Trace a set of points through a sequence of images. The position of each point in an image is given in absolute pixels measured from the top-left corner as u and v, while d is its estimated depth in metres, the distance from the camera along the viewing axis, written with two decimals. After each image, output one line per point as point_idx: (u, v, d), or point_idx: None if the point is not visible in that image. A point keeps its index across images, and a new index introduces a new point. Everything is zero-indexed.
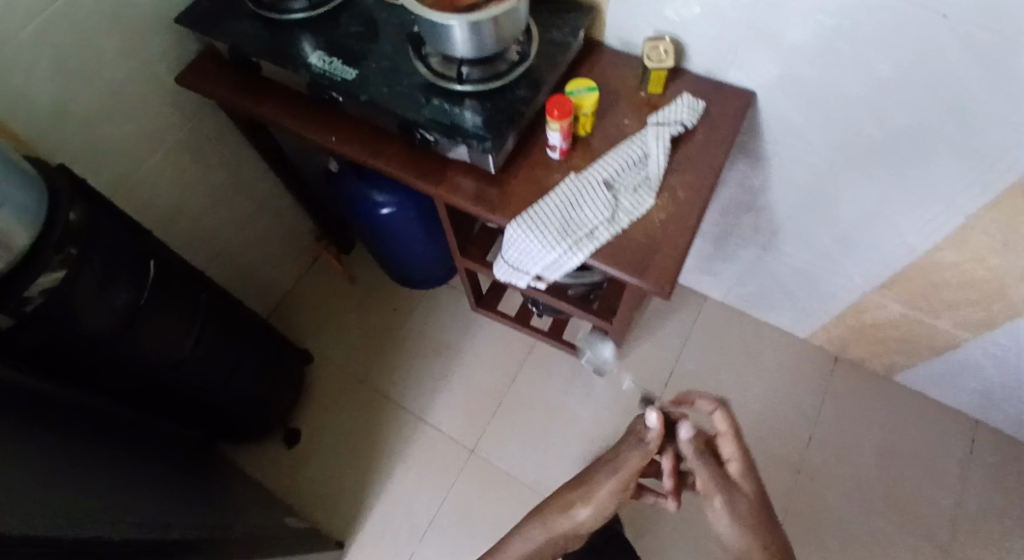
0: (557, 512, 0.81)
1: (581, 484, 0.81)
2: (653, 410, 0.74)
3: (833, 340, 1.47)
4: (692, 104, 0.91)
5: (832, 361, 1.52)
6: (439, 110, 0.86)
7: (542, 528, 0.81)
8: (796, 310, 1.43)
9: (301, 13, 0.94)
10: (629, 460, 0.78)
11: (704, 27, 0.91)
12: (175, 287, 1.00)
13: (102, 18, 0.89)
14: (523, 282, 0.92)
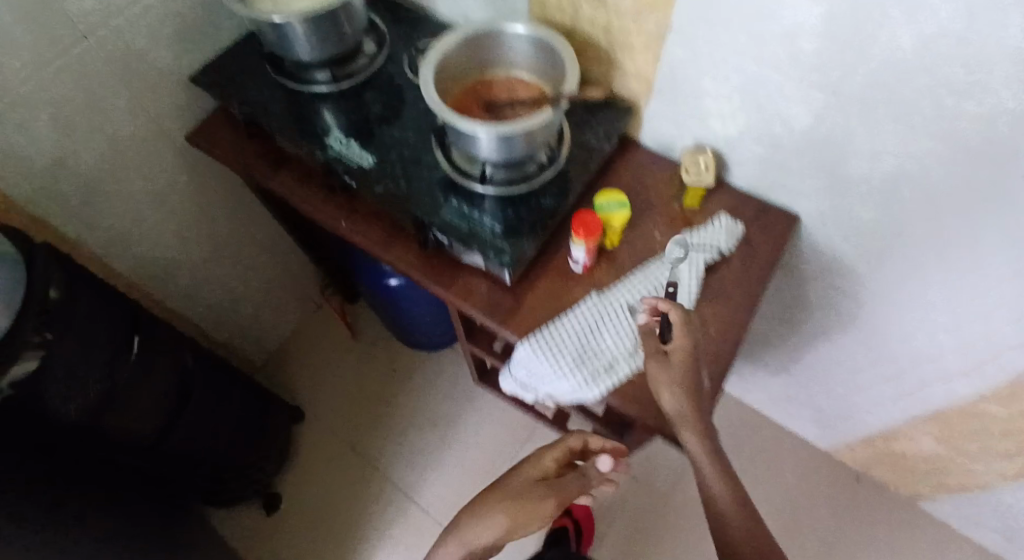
0: (477, 530, 0.79)
1: (505, 506, 0.79)
2: (606, 459, 0.80)
3: (856, 458, 1.37)
4: (732, 226, 0.83)
5: (853, 478, 1.41)
6: (456, 212, 0.79)
7: (463, 542, 0.80)
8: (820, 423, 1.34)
9: (324, 86, 0.89)
10: (554, 479, 0.82)
11: (752, 149, 0.82)
12: (157, 359, 0.94)
13: (111, 77, 0.84)
14: (528, 400, 0.83)
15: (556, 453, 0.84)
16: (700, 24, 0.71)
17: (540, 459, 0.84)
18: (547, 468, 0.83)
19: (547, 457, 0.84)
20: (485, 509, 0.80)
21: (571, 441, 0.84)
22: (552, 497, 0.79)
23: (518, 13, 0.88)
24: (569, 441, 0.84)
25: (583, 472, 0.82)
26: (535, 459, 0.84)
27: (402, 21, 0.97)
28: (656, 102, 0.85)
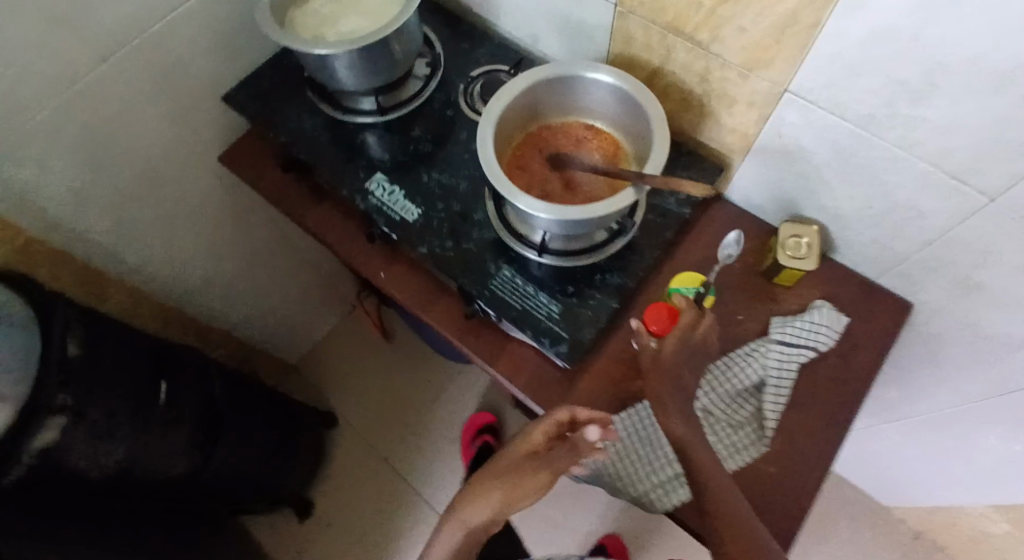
0: (472, 515, 0.67)
1: (492, 486, 0.66)
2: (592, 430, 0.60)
3: (919, 520, 1.27)
4: (832, 320, 0.70)
5: (911, 537, 1.31)
6: (508, 285, 0.69)
7: (455, 529, 0.68)
8: (885, 483, 1.23)
9: (370, 116, 0.80)
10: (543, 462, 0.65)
11: (865, 229, 0.68)
12: (185, 397, 0.89)
13: (135, 97, 0.76)
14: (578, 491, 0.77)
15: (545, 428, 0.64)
16: (828, 90, 0.58)
17: (529, 435, 0.65)
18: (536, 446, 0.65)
19: (534, 433, 0.65)
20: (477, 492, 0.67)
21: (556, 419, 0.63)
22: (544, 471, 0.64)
23: (594, 42, 0.76)
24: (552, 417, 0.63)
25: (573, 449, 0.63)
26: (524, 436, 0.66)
27: (460, 38, 0.85)
28: (754, 160, 0.71)
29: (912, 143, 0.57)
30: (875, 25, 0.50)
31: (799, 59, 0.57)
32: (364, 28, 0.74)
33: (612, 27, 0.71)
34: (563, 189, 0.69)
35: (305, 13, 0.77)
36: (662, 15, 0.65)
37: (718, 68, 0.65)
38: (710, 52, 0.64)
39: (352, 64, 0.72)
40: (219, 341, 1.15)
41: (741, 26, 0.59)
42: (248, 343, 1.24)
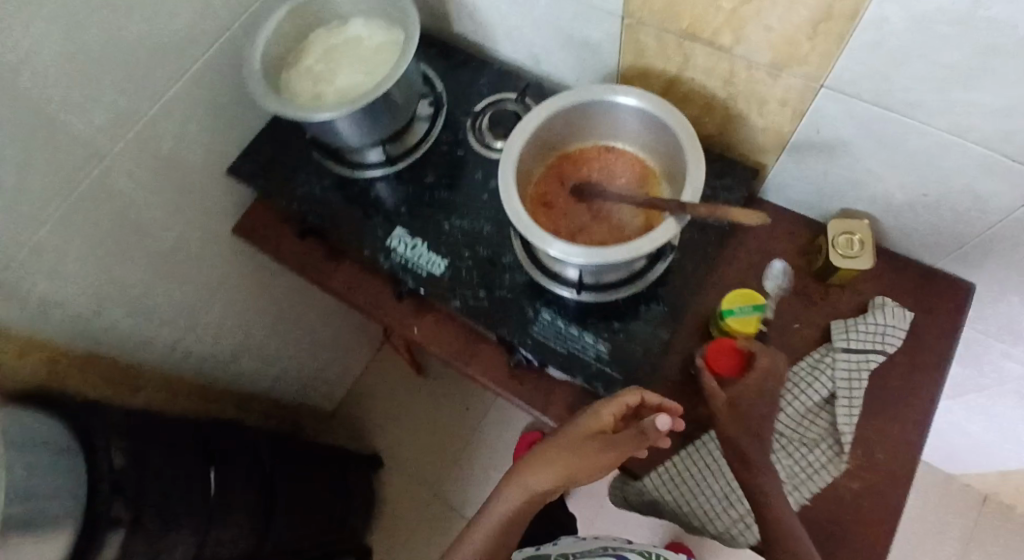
0: (528, 492, 0.61)
1: (549, 463, 0.60)
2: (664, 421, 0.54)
3: (1009, 496, 1.19)
4: (899, 318, 0.64)
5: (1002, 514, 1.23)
6: (550, 329, 0.66)
7: (503, 507, 0.62)
8: (967, 461, 1.16)
9: (379, 168, 0.77)
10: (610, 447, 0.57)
11: (925, 217, 0.63)
12: (235, 483, 0.86)
13: (139, 186, 0.74)
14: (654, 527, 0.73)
15: (617, 406, 0.58)
16: (867, 80, 0.53)
17: (598, 415, 0.58)
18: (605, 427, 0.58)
19: (604, 411, 0.58)
20: (534, 470, 0.61)
21: (630, 399, 0.57)
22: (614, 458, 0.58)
23: (604, 56, 0.71)
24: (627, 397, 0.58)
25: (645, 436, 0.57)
26: (589, 415, 0.59)
27: (459, 69, 0.81)
28: (792, 158, 0.67)
29: (964, 130, 0.52)
30: (917, 10, 0.45)
31: (833, 52, 0.53)
32: (363, 79, 0.72)
33: (621, 39, 0.67)
34: (593, 221, 0.65)
35: (298, 73, 0.75)
36: (675, 22, 0.60)
37: (743, 69, 0.60)
38: (733, 55, 0.59)
39: (354, 120, 0.69)
40: (257, 404, 1.14)
41: (766, 25, 0.54)
42: (285, 399, 1.23)
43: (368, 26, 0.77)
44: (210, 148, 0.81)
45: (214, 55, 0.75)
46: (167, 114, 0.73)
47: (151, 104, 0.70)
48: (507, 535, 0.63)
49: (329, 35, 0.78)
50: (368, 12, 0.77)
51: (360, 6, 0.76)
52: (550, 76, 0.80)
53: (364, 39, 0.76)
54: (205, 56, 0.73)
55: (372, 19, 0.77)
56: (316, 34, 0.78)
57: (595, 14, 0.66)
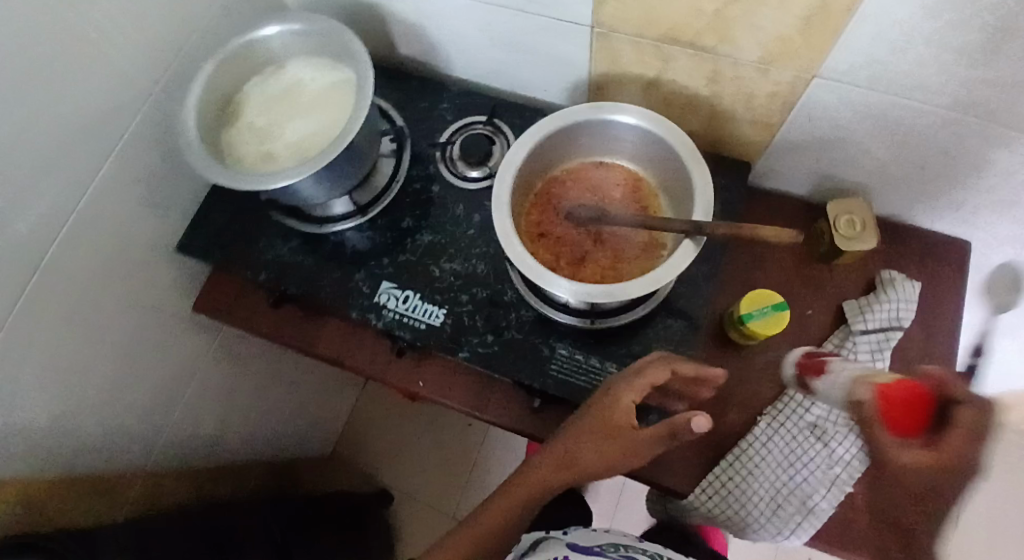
0: (532, 486, 0.55)
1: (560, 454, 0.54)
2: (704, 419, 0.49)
3: None
4: (905, 290, 0.64)
5: None
6: (569, 365, 0.62)
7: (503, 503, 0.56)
8: None
9: (349, 219, 0.71)
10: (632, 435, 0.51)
11: (918, 188, 0.64)
12: None
13: (85, 283, 0.66)
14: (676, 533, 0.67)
15: (642, 385, 0.51)
16: (863, 68, 0.53)
17: (620, 399, 0.52)
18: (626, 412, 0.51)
19: (623, 397, 0.52)
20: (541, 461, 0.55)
21: (653, 379, 0.51)
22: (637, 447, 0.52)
23: (574, 66, 0.69)
24: (651, 373, 0.51)
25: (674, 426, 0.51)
26: (606, 400, 0.52)
27: (417, 96, 0.77)
28: (778, 147, 0.66)
29: (968, 104, 0.52)
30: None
31: (828, 43, 0.51)
32: (318, 130, 0.66)
33: (592, 49, 0.64)
34: (597, 243, 0.61)
35: (242, 133, 0.68)
36: (654, 29, 0.58)
37: (729, 67, 0.59)
38: (718, 55, 0.58)
39: (317, 177, 0.62)
40: (249, 473, 1.07)
41: (756, 24, 0.52)
42: (278, 459, 1.16)
43: (308, 68, 0.70)
44: (157, 224, 0.73)
45: (144, 124, 0.67)
46: (104, 197, 0.65)
47: (82, 190, 0.62)
48: (500, 545, 0.56)
49: (265, 84, 0.70)
50: (305, 52, 0.70)
51: (295, 48, 0.69)
52: (512, 90, 0.78)
53: (306, 84, 0.70)
54: (134, 127, 0.66)
55: (311, 60, 0.70)
56: (251, 85, 0.70)
57: (563, 26, 0.63)
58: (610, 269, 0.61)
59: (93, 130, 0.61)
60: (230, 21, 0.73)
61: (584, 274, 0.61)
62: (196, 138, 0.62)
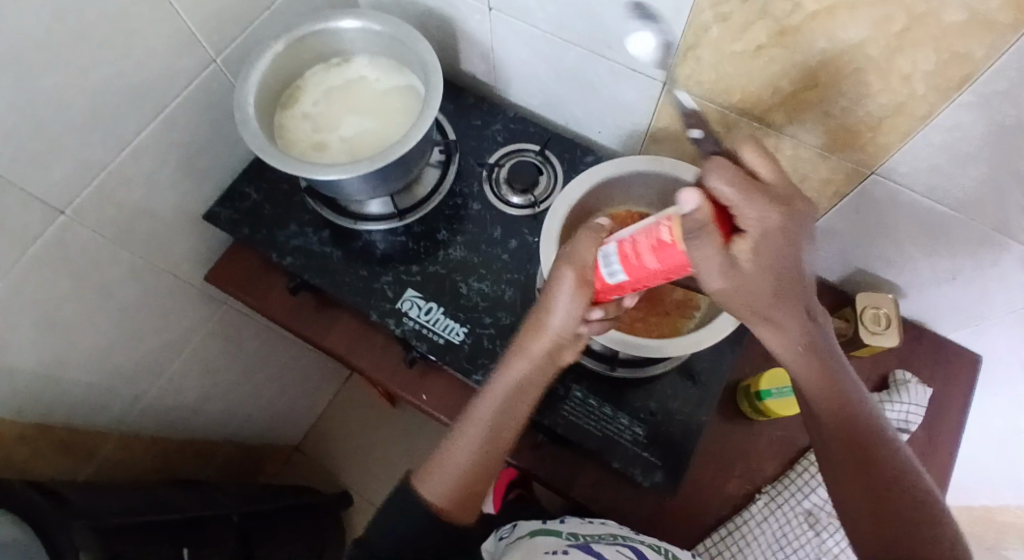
0: (501, 419, 0.52)
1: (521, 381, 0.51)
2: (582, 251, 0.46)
3: None
4: (918, 394, 0.67)
5: None
6: (583, 410, 0.62)
7: (475, 440, 0.52)
8: None
9: (384, 222, 0.70)
10: (564, 348, 0.50)
11: (944, 295, 0.66)
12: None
13: (106, 236, 0.64)
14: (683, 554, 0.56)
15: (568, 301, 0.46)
16: (921, 174, 0.54)
17: (546, 314, 0.48)
18: (562, 329, 0.47)
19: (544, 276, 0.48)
20: (500, 394, 0.51)
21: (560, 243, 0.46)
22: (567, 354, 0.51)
23: (636, 114, 0.69)
24: (566, 279, 0.45)
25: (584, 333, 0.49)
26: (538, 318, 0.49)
27: (471, 114, 0.78)
28: (820, 230, 0.68)
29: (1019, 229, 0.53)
30: (997, 115, 0.46)
31: (893, 146, 0.53)
32: (374, 128, 0.66)
33: (658, 103, 0.65)
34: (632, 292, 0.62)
35: (296, 118, 0.67)
36: (726, 95, 0.59)
37: (792, 146, 0.60)
38: (783, 133, 0.59)
39: (367, 177, 0.61)
40: (218, 452, 1.03)
41: (828, 112, 0.54)
42: (246, 444, 1.12)
43: (373, 66, 0.70)
44: (189, 189, 0.72)
45: (199, 90, 0.66)
46: (147, 152, 0.64)
47: (126, 144, 0.61)
48: (472, 476, 0.53)
49: (327, 74, 0.70)
50: (373, 50, 0.70)
51: (364, 44, 0.69)
52: (566, 125, 0.79)
53: (369, 81, 0.70)
54: (189, 91, 0.65)
55: (378, 59, 0.70)
56: (314, 72, 0.70)
57: (635, 74, 0.63)
58: (642, 320, 0.61)
59: (151, 86, 0.60)
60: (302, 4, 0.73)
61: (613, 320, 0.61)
62: (253, 115, 0.61)
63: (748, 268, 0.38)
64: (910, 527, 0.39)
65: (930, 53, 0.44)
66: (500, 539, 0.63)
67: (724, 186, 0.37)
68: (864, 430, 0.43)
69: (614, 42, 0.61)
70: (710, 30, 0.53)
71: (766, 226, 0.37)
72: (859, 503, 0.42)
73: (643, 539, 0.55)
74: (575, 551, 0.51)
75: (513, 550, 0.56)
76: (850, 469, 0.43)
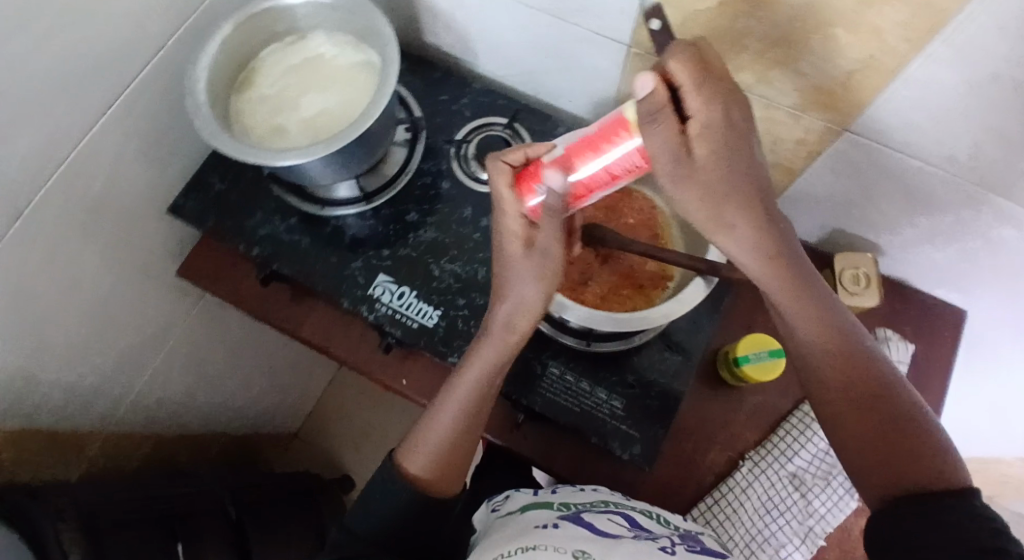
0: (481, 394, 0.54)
1: (499, 360, 0.53)
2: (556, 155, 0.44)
3: None
4: (899, 354, 0.66)
5: None
6: (560, 386, 0.61)
7: (455, 411, 0.54)
8: None
9: (353, 206, 0.69)
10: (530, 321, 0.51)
11: (924, 253, 0.64)
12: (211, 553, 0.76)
13: (69, 235, 0.63)
14: (676, 517, 0.55)
15: (530, 264, 0.47)
16: (894, 129, 0.52)
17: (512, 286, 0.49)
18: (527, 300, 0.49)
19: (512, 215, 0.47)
20: (478, 371, 0.53)
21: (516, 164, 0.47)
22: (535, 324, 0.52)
23: (604, 81, 0.67)
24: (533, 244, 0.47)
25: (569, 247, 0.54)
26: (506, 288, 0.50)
27: (437, 88, 0.76)
28: (797, 191, 0.66)
29: (996, 181, 0.52)
30: (970, 65, 0.44)
31: (866, 101, 0.51)
32: (334, 109, 0.64)
33: (625, 67, 0.63)
34: (604, 267, 0.61)
35: (254, 102, 0.65)
36: None
37: (763, 107, 0.58)
38: (753, 93, 0.57)
39: (328, 160, 0.59)
40: (210, 442, 1.04)
41: (797, 68, 0.52)
42: (241, 433, 1.13)
43: (330, 42, 0.68)
44: (152, 181, 0.70)
45: (152, 78, 0.64)
46: (103, 146, 0.62)
47: (81, 139, 0.60)
48: (460, 444, 0.55)
49: (283, 53, 0.68)
50: (329, 25, 0.67)
51: (319, 19, 0.66)
52: (536, 95, 0.77)
53: (326, 59, 0.67)
54: (141, 79, 0.63)
55: (334, 35, 0.68)
56: (269, 52, 0.68)
57: (600, 39, 0.61)
58: (615, 294, 0.61)
59: (99, 76, 0.58)
60: None
61: (586, 297, 0.60)
62: (206, 102, 0.59)
63: (698, 164, 0.38)
64: (901, 431, 0.42)
65: (897, 2, 0.42)
66: (493, 512, 0.58)
67: (679, 71, 0.36)
68: (845, 342, 0.45)
69: (576, 6, 0.58)
70: None
71: (711, 118, 0.37)
72: (850, 416, 0.44)
73: (635, 506, 0.54)
74: (565, 523, 0.48)
75: (501, 526, 0.52)
76: (835, 376, 0.45)
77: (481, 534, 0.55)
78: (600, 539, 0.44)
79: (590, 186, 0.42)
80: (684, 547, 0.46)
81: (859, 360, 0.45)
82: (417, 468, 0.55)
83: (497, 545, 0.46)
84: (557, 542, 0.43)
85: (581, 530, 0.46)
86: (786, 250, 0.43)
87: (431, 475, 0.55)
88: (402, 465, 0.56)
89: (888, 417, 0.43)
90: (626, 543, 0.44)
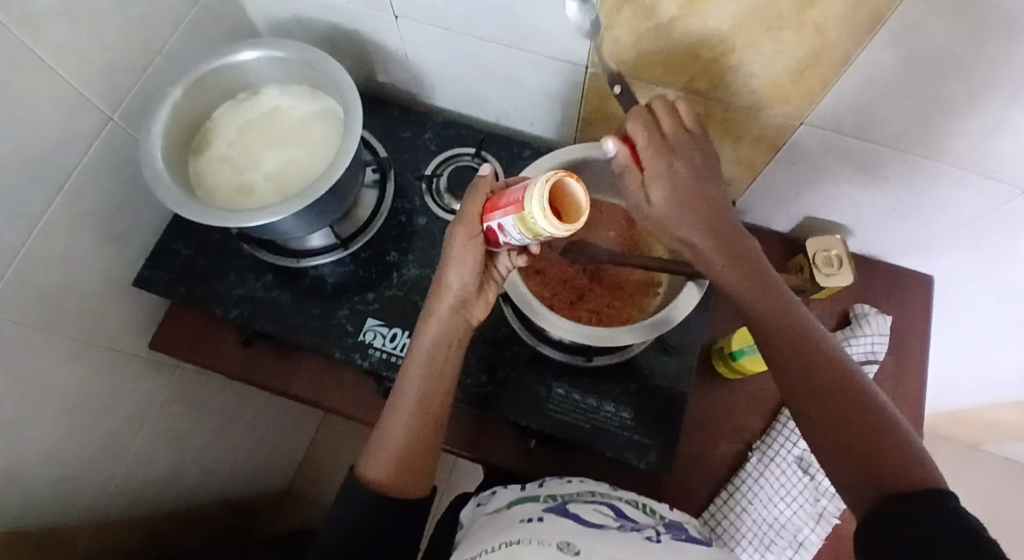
0: (432, 384, 0.53)
1: (439, 342, 0.53)
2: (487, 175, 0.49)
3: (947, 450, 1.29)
4: (879, 324, 0.69)
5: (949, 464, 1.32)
6: (567, 405, 0.61)
7: (408, 406, 0.53)
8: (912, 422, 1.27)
9: (328, 255, 0.67)
10: (471, 303, 0.53)
11: (887, 225, 0.68)
12: None
13: (34, 325, 0.59)
14: (661, 506, 0.55)
15: (459, 257, 0.49)
16: (850, 116, 0.55)
17: (443, 276, 0.51)
18: (463, 287, 0.51)
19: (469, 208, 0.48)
20: (421, 357, 0.53)
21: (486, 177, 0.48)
22: (477, 310, 0.54)
23: (565, 100, 0.68)
24: (457, 238, 0.49)
25: (494, 274, 0.52)
26: (439, 281, 0.52)
27: (398, 125, 0.76)
28: (761, 184, 0.69)
29: (948, 151, 0.55)
30: (917, 51, 0.46)
31: (819, 93, 0.54)
32: (299, 161, 0.63)
33: (582, 86, 0.65)
34: (594, 282, 0.62)
35: (214, 163, 0.64)
36: (650, 68, 0.58)
37: (720, 109, 0.60)
38: (712, 97, 0.59)
39: (300, 213, 0.58)
40: (202, 513, 0.99)
41: (750, 70, 0.54)
42: (231, 499, 1.09)
43: (285, 94, 0.67)
44: (114, 256, 0.67)
45: (103, 152, 0.62)
46: (59, 227, 0.59)
47: (34, 224, 0.56)
48: (426, 441, 0.53)
49: (237, 111, 0.67)
50: (281, 77, 0.66)
51: (270, 72, 0.65)
52: (496, 121, 0.77)
53: (283, 111, 0.66)
54: (92, 154, 0.60)
55: (288, 86, 0.67)
56: (223, 111, 0.66)
57: (555, 62, 0.62)
58: (608, 307, 0.61)
59: (47, 158, 0.56)
60: (197, 39, 0.68)
61: (580, 315, 0.61)
62: (164, 170, 0.57)
63: (678, 173, 0.52)
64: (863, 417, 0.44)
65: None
66: (479, 506, 0.56)
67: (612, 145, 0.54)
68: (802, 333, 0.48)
69: (530, 32, 0.59)
70: (622, 8, 0.52)
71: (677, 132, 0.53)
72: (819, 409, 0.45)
73: (622, 496, 0.54)
74: (550, 516, 0.46)
75: (485, 520, 0.50)
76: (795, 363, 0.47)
77: (465, 531, 0.53)
78: (586, 532, 0.43)
79: (499, 201, 0.43)
80: (669, 536, 0.46)
81: (829, 359, 0.47)
82: (382, 474, 0.52)
83: (478, 542, 0.44)
84: (540, 535, 0.41)
85: (567, 522, 0.45)
86: (739, 246, 0.51)
87: (393, 477, 0.52)
88: (364, 476, 0.52)
89: (859, 424, 0.43)
90: (613, 532, 0.44)
